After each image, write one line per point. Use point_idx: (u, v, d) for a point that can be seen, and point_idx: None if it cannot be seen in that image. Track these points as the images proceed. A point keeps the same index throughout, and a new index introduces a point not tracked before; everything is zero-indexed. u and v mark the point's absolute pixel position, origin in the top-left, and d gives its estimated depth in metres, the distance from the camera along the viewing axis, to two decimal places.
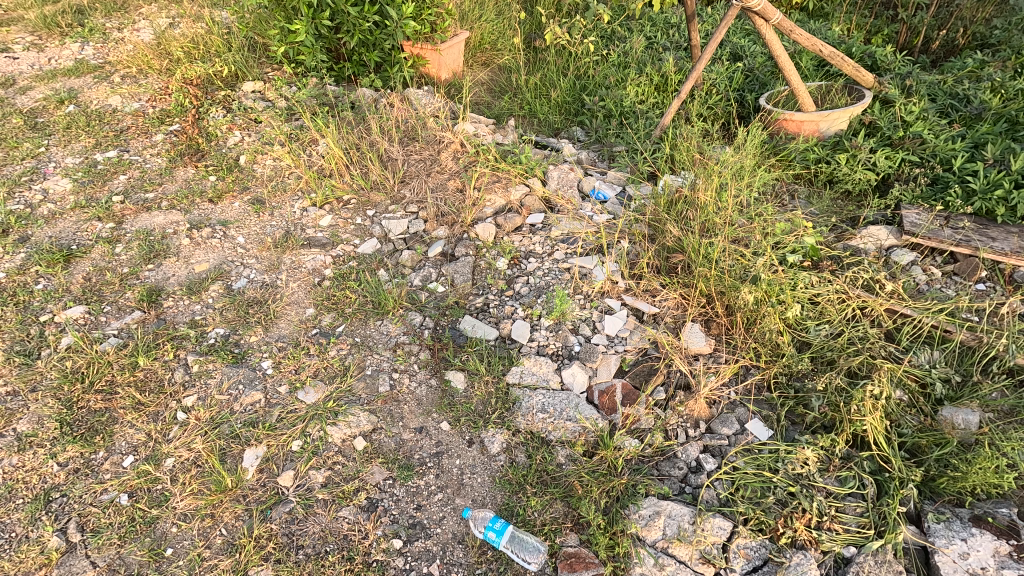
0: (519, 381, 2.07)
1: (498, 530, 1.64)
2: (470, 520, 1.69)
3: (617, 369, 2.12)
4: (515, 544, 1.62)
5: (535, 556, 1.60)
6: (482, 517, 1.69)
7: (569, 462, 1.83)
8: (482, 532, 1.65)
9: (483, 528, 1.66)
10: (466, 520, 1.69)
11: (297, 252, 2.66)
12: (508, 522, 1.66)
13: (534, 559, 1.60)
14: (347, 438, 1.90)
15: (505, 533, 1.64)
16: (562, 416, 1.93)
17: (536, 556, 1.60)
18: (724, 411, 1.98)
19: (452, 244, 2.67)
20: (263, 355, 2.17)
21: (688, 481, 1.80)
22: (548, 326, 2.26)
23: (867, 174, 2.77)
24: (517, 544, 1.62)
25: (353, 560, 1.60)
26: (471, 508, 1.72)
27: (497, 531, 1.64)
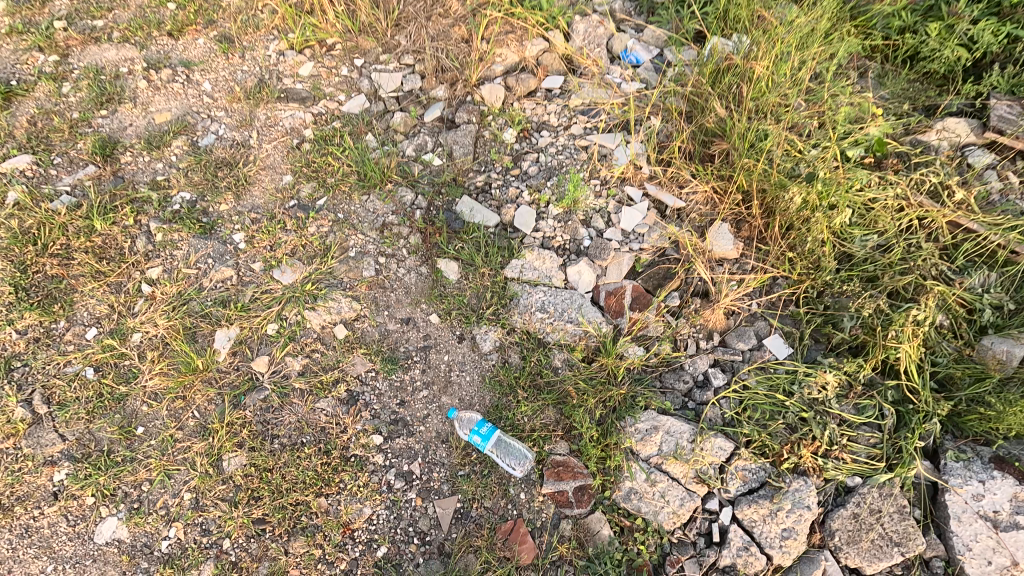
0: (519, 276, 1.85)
1: (486, 436, 1.54)
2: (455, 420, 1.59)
3: (629, 270, 1.89)
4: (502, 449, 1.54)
5: (526, 463, 1.53)
6: (472, 417, 1.60)
7: (565, 367, 1.69)
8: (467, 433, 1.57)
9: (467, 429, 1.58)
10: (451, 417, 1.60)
11: (272, 106, 2.27)
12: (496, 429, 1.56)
13: (520, 466, 1.52)
14: (327, 325, 1.74)
15: (494, 440, 1.54)
16: (562, 317, 1.75)
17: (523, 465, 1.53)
18: (742, 324, 1.79)
19: (453, 107, 2.28)
20: (235, 228, 1.93)
21: (692, 397, 1.66)
22: (556, 216, 1.98)
23: (959, 51, 2.23)
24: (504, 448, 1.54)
25: (330, 454, 1.52)
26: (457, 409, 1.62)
27: (484, 437, 1.54)
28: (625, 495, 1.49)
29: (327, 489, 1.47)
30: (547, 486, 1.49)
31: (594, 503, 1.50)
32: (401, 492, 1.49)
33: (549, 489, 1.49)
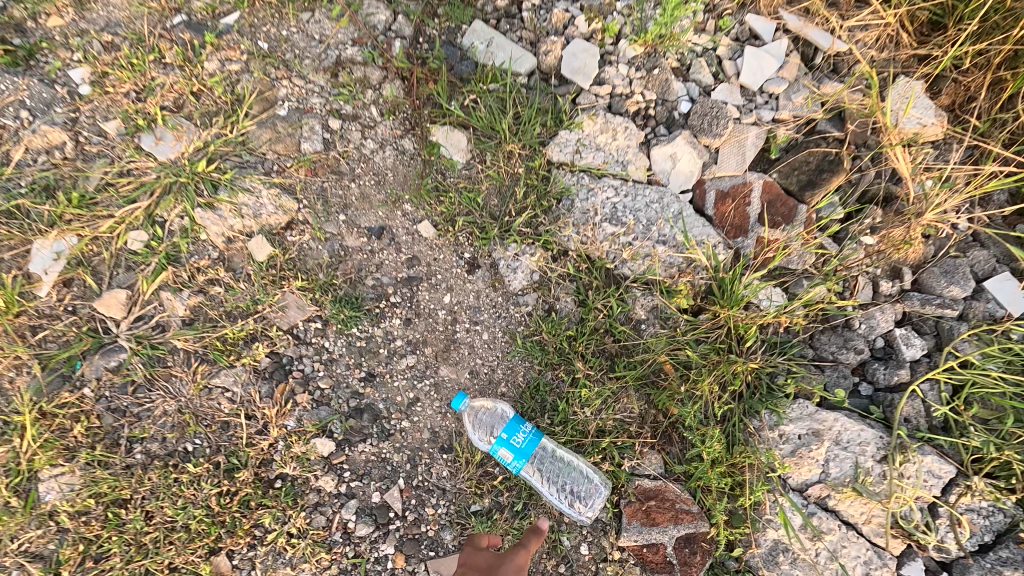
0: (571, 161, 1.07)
1: (523, 454, 0.85)
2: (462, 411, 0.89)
3: (758, 156, 1.12)
4: (550, 472, 0.92)
5: (601, 494, 0.92)
6: (502, 411, 0.96)
7: (652, 321, 0.99)
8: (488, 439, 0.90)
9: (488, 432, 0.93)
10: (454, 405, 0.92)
11: None
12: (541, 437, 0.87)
13: (596, 505, 0.91)
14: (235, 238, 0.98)
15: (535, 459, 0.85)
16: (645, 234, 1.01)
17: (590, 500, 0.92)
18: (948, 254, 1.04)
19: None
20: None
21: (868, 376, 0.97)
22: (632, 60, 1.11)
23: None
24: (553, 468, 0.92)
25: (234, 476, 0.86)
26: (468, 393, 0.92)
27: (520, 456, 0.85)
28: (768, 557, 0.88)
29: (229, 543, 0.84)
30: (627, 538, 0.90)
31: (710, 565, 0.91)
32: (364, 544, 0.88)
33: (632, 541, 0.90)
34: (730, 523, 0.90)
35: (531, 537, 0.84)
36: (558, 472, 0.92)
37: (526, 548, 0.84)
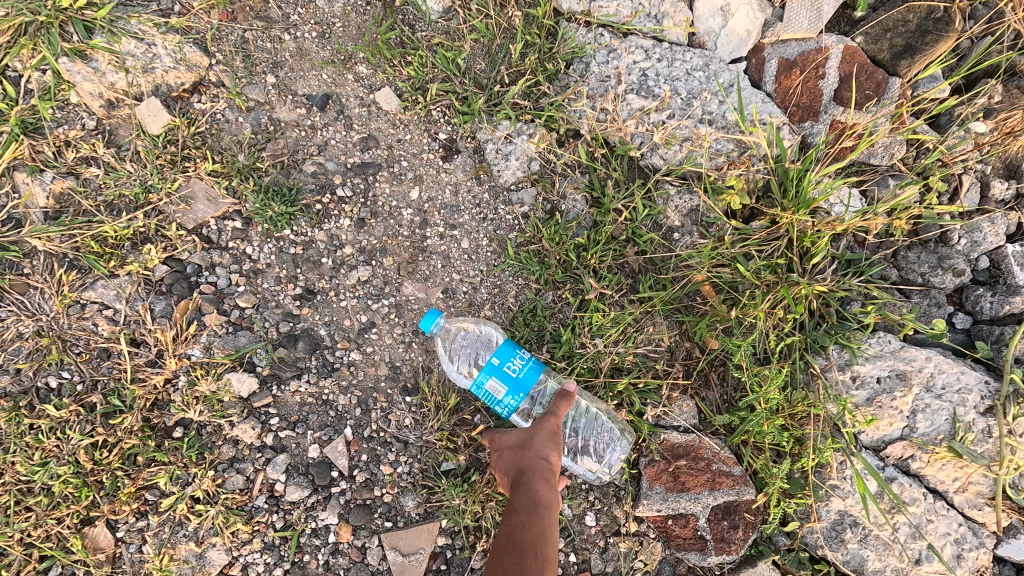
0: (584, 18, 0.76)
1: (522, 391, 0.62)
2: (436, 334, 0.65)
3: (834, 18, 0.84)
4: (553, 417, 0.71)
5: (618, 448, 0.71)
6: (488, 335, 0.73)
7: (688, 229, 0.74)
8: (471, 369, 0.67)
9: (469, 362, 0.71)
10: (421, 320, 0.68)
11: None
12: (543, 367, 0.64)
13: (614, 461, 0.71)
14: (118, 100, 0.71)
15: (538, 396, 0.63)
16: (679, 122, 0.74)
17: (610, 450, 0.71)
18: None
19: None
20: None
21: (966, 305, 0.75)
22: None
23: None
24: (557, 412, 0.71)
25: (111, 422, 0.65)
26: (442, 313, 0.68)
27: (518, 392, 0.62)
28: (832, 533, 0.68)
29: (108, 511, 0.64)
30: (646, 508, 0.69)
31: (754, 542, 0.71)
32: (297, 512, 0.67)
33: (653, 511, 0.70)
34: (785, 491, 0.69)
35: (561, 401, 0.64)
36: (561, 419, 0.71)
37: (559, 415, 0.64)
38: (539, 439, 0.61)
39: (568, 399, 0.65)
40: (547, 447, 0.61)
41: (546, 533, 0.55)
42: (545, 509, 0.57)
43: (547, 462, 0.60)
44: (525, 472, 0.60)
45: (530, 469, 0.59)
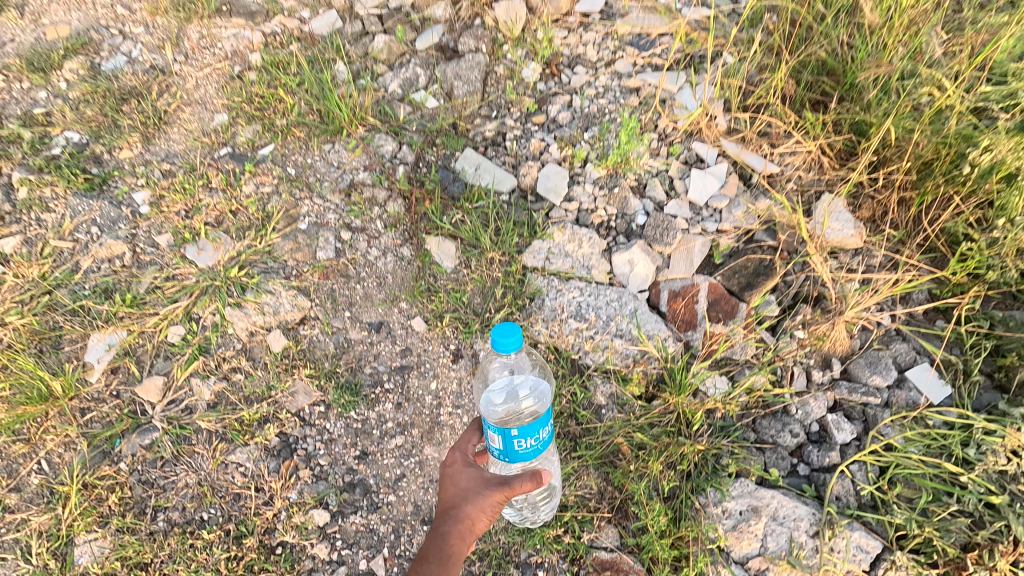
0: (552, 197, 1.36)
1: (516, 454, 0.88)
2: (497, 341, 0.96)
3: (703, 261, 1.31)
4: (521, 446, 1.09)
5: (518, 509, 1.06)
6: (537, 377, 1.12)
7: (612, 407, 1.13)
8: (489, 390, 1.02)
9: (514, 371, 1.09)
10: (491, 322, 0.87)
11: (209, 21, 1.67)
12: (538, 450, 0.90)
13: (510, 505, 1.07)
14: (257, 332, 1.17)
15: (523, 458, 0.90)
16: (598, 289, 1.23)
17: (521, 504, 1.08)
18: (872, 346, 1.20)
19: (456, 31, 1.67)
20: (136, 184, 1.35)
21: (804, 458, 1.09)
22: (597, 180, 1.40)
23: None
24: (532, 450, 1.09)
25: (242, 542, 1.01)
26: (524, 339, 0.85)
27: (514, 453, 0.88)
28: None
29: None
30: None
31: None
32: None
33: None
34: None
35: (515, 486, 0.88)
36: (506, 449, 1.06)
37: (505, 491, 0.88)
38: (481, 498, 0.89)
39: (529, 480, 0.87)
40: (477, 513, 0.89)
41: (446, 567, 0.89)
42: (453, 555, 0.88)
43: (470, 521, 0.89)
44: (455, 521, 0.89)
45: (456, 522, 0.89)
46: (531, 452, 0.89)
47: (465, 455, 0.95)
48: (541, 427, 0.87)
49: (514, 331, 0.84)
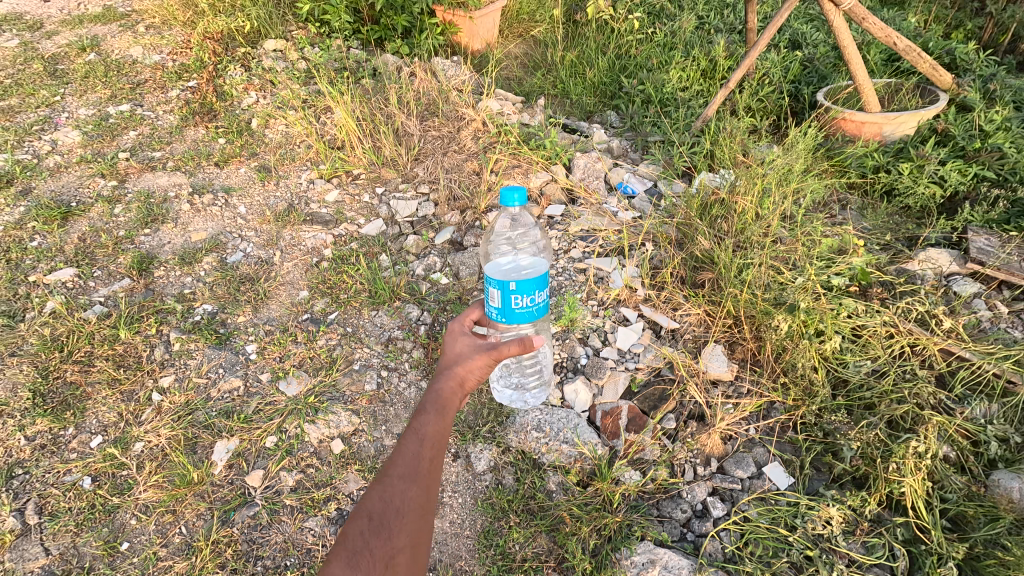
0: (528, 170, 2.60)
1: (512, 307, 1.39)
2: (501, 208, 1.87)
3: (625, 390, 1.93)
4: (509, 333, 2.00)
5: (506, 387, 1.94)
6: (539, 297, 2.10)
7: (560, 491, 1.67)
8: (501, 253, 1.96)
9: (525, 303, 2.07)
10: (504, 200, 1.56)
11: (298, 227, 2.51)
12: (530, 309, 1.40)
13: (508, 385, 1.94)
14: (324, 440, 1.77)
15: (518, 317, 1.41)
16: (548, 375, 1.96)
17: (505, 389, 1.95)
18: (739, 449, 1.77)
19: (462, 231, 2.51)
20: (248, 339, 2.04)
21: (690, 527, 1.62)
22: (554, 333, 2.07)
23: (931, 188, 2.58)
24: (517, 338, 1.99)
25: None
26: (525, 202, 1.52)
27: (512, 307, 1.39)
28: None
29: None
30: None
31: None
32: None
33: None
34: None
35: (503, 349, 1.33)
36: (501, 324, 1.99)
37: (493, 354, 1.34)
38: (473, 360, 1.33)
39: (517, 343, 1.32)
40: (471, 369, 1.32)
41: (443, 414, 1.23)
42: (448, 404, 1.26)
43: (466, 375, 1.31)
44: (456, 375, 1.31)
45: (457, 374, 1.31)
46: (522, 310, 1.40)
47: (466, 334, 1.42)
48: (531, 290, 1.38)
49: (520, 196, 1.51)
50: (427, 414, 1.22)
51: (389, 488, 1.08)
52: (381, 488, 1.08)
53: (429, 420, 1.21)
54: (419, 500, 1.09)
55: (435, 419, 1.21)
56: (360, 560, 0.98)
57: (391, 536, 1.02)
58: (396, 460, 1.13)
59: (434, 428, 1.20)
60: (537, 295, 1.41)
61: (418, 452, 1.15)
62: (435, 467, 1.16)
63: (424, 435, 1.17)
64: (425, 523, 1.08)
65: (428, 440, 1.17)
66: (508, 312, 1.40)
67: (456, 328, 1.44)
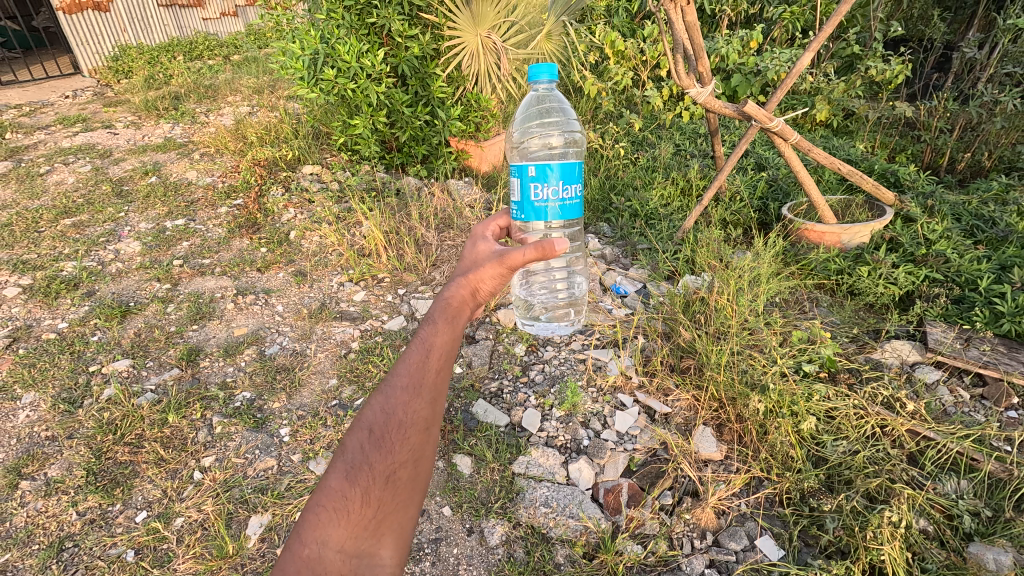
0: (563, 111, 3.80)
1: (532, 200, 1.80)
2: (527, 107, 2.99)
3: (625, 469, 2.11)
4: (548, 276, 2.96)
5: (533, 322, 2.85)
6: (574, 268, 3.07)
7: (568, 563, 1.80)
8: (525, 137, 3.07)
9: (566, 266, 3.05)
10: (538, 83, 2.08)
11: (329, 323, 2.83)
12: (545, 210, 1.80)
13: (534, 320, 2.85)
14: None
15: (534, 214, 1.82)
16: (557, 316, 2.90)
17: (523, 315, 2.89)
18: (732, 524, 1.92)
19: (474, 326, 2.85)
20: (282, 423, 2.26)
21: None
22: (559, 417, 2.29)
23: (889, 288, 2.92)
24: (551, 284, 2.95)
25: None
26: (551, 77, 2.01)
27: (533, 201, 1.80)
28: None
29: None
30: None
31: None
32: None
33: None
34: None
35: (510, 260, 1.60)
36: (545, 267, 2.97)
37: (502, 263, 1.60)
38: (487, 271, 1.61)
39: (535, 249, 1.60)
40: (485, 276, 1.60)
41: (452, 319, 1.49)
42: (458, 309, 1.53)
43: (479, 286, 1.60)
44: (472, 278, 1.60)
45: (474, 279, 1.60)
46: (540, 203, 1.80)
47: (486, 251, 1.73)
48: (548, 178, 1.77)
49: (545, 70, 2.00)
50: (433, 328, 1.44)
51: (391, 404, 1.29)
52: (384, 403, 1.29)
53: (433, 336, 1.41)
54: (421, 413, 1.29)
55: (442, 334, 1.43)
56: (362, 469, 1.20)
57: (391, 450, 1.23)
58: (399, 376, 1.33)
59: (442, 342, 1.41)
60: (550, 191, 1.79)
61: (420, 368, 1.35)
62: (439, 380, 1.36)
63: (428, 349, 1.38)
64: (425, 434, 1.28)
65: (433, 353, 1.38)
66: (529, 201, 1.80)
67: (479, 247, 1.77)
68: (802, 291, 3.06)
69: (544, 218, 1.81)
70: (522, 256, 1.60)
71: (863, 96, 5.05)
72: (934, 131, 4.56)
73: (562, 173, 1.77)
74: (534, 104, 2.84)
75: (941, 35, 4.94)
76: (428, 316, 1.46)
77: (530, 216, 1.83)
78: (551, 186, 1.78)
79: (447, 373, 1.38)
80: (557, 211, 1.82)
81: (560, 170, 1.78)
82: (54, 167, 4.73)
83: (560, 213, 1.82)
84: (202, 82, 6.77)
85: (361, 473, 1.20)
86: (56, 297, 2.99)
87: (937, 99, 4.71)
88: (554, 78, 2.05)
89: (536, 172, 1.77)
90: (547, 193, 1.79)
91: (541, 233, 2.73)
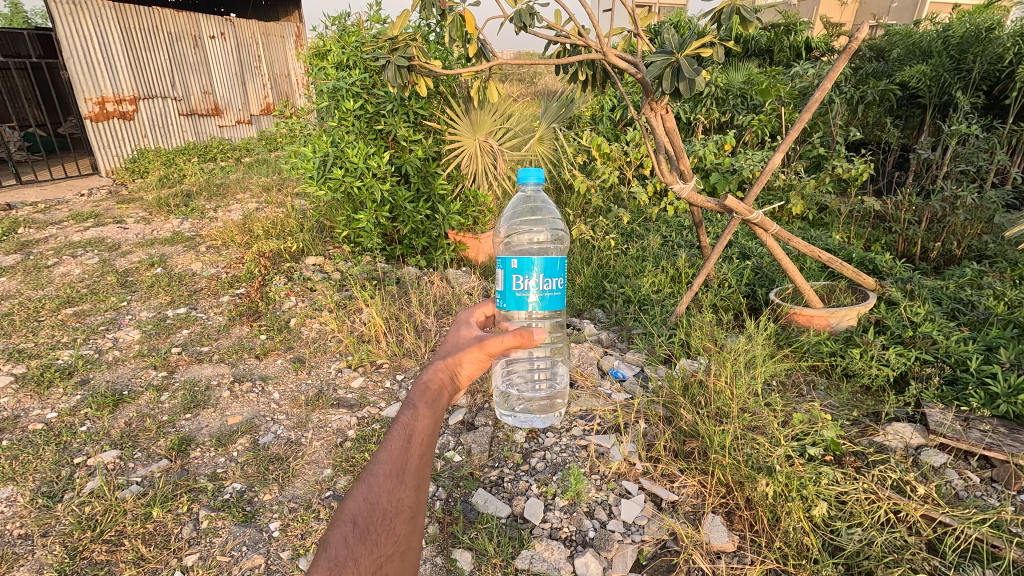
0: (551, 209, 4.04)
1: (514, 290, 1.84)
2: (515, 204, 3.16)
3: (634, 562, 2.00)
4: (530, 367, 2.85)
5: (509, 416, 2.71)
6: (557, 358, 3.02)
7: None
8: (512, 233, 3.18)
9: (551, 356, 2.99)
10: (526, 184, 2.20)
11: (325, 410, 2.80)
12: (524, 301, 1.85)
13: (511, 415, 2.72)
14: None
15: (515, 304, 1.85)
16: (536, 408, 2.73)
17: (501, 405, 2.76)
18: None
19: (473, 413, 2.83)
20: (273, 516, 2.15)
21: None
22: (562, 507, 2.21)
23: (882, 369, 2.97)
24: (532, 374, 2.82)
25: None
26: (539, 178, 2.12)
27: (516, 290, 1.84)
28: None
29: None
30: None
31: None
32: None
33: None
34: None
35: (491, 345, 1.67)
36: (528, 357, 2.90)
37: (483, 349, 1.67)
38: (468, 355, 1.66)
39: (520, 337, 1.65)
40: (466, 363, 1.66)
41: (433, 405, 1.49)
42: (439, 393, 1.54)
43: (461, 371, 1.65)
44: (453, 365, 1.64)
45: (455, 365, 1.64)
46: (521, 295, 1.85)
47: (465, 338, 1.79)
48: (529, 271, 1.82)
49: (534, 170, 2.11)
50: (414, 413, 1.42)
51: (374, 492, 1.24)
52: (366, 492, 1.24)
53: (414, 421, 1.40)
54: (406, 500, 1.25)
55: (424, 418, 1.42)
56: (347, 565, 1.13)
57: (376, 542, 1.17)
58: (381, 463, 1.30)
59: (424, 426, 1.40)
60: (533, 282, 1.83)
61: (404, 454, 1.32)
62: (423, 465, 1.34)
63: (409, 435, 1.36)
64: (412, 524, 1.22)
65: (416, 438, 1.36)
66: (513, 292, 1.84)
67: (459, 333, 1.82)
68: (797, 374, 3.10)
69: (524, 307, 1.85)
70: (502, 343, 1.67)
71: (833, 191, 5.43)
72: (904, 223, 4.87)
73: (546, 267, 1.83)
74: (522, 203, 3.01)
75: (896, 139, 5.44)
76: (409, 400, 1.45)
77: (512, 305, 1.87)
78: (531, 279, 1.83)
79: (430, 457, 1.36)
80: (538, 302, 1.86)
81: (542, 263, 1.84)
82: (62, 259, 4.86)
83: (540, 305, 1.86)
84: (214, 182, 7.19)
85: (346, 570, 1.12)
86: (48, 385, 2.95)
87: (903, 193, 5.08)
88: (541, 181, 2.16)
89: (518, 264, 1.82)
90: (528, 285, 1.84)
91: (524, 322, 2.72)
